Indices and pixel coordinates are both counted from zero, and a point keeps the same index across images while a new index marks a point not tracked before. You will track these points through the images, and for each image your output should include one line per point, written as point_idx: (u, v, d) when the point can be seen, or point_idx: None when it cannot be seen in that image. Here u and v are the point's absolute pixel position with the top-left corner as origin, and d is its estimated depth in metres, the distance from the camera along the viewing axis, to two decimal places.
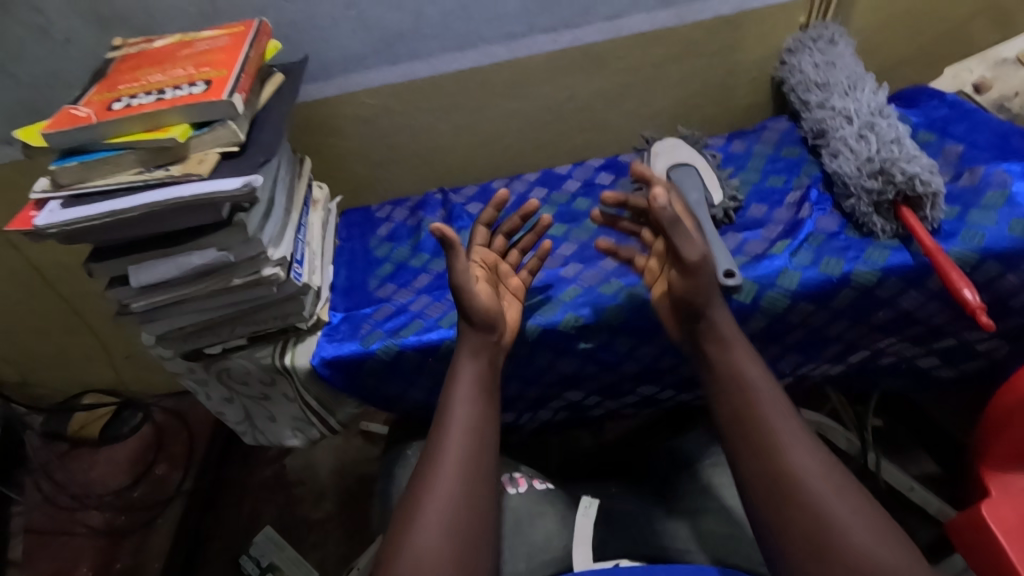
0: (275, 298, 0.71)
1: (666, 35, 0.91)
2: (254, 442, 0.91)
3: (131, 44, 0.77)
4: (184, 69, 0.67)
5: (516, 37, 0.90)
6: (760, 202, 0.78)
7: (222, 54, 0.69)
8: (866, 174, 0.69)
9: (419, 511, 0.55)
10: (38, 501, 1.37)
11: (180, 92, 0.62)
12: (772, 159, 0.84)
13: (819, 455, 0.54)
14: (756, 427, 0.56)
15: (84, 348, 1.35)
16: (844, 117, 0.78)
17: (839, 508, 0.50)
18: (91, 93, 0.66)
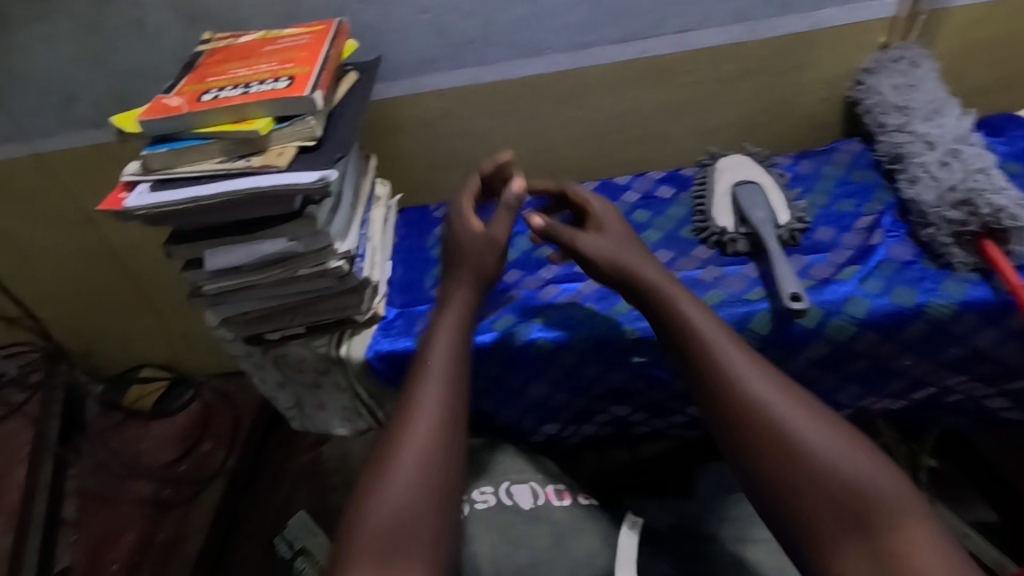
0: (336, 290, 0.73)
1: (737, 50, 0.90)
2: (302, 428, 0.93)
3: (219, 39, 0.80)
4: (268, 65, 0.70)
5: (583, 47, 0.90)
6: (828, 226, 0.76)
7: (304, 51, 0.71)
8: (948, 203, 0.66)
9: (394, 464, 0.57)
10: (92, 466, 1.43)
11: (265, 87, 0.64)
12: (842, 182, 0.82)
13: (800, 410, 0.55)
14: (726, 404, 0.57)
15: (145, 324, 1.42)
16: (925, 143, 0.75)
17: (824, 460, 0.52)
18: (182, 85, 0.69)
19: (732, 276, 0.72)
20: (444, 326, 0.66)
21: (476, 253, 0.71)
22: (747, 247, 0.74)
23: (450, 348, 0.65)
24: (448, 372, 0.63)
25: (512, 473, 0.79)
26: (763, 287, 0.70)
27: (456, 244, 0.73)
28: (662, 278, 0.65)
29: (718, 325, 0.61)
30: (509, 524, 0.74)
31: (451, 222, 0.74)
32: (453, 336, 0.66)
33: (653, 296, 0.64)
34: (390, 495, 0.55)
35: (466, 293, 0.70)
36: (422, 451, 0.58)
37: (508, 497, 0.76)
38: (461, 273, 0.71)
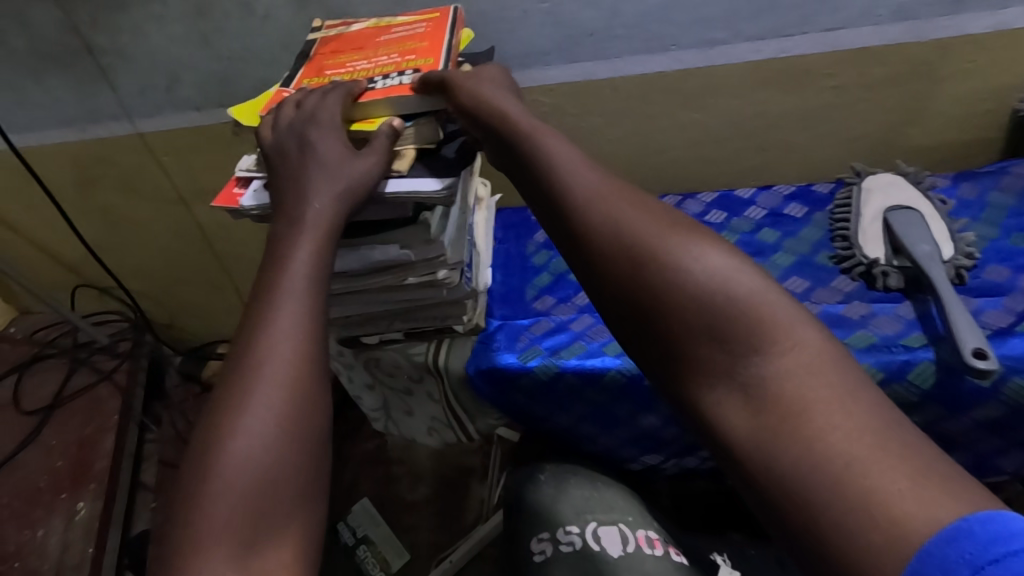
0: (442, 300, 0.69)
1: (893, 53, 0.79)
2: (384, 428, 0.91)
3: (329, 27, 0.76)
4: (388, 57, 0.66)
5: (715, 44, 0.82)
6: (1000, 264, 0.66)
7: (425, 41, 0.66)
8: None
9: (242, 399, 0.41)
10: (172, 436, 1.48)
11: (391, 81, 0.60)
12: (1016, 212, 0.71)
13: (687, 246, 0.42)
14: (619, 268, 0.43)
15: (226, 302, 1.44)
16: None
17: (720, 305, 0.39)
18: (300, 79, 0.66)
19: (884, 316, 0.64)
20: (306, 229, 0.51)
21: (341, 168, 0.55)
22: (902, 283, 0.65)
23: (312, 253, 0.50)
24: (314, 284, 0.48)
25: (599, 512, 0.74)
26: (923, 332, 0.61)
27: (313, 160, 0.55)
28: (564, 149, 0.51)
29: (600, 176, 0.48)
30: (595, 573, 0.69)
31: (294, 141, 0.57)
32: (317, 244, 0.50)
33: (516, 141, 0.53)
34: (255, 449, 0.39)
35: (336, 145, 0.56)
36: (281, 372, 0.42)
37: (595, 542, 0.71)
38: (322, 181, 0.54)
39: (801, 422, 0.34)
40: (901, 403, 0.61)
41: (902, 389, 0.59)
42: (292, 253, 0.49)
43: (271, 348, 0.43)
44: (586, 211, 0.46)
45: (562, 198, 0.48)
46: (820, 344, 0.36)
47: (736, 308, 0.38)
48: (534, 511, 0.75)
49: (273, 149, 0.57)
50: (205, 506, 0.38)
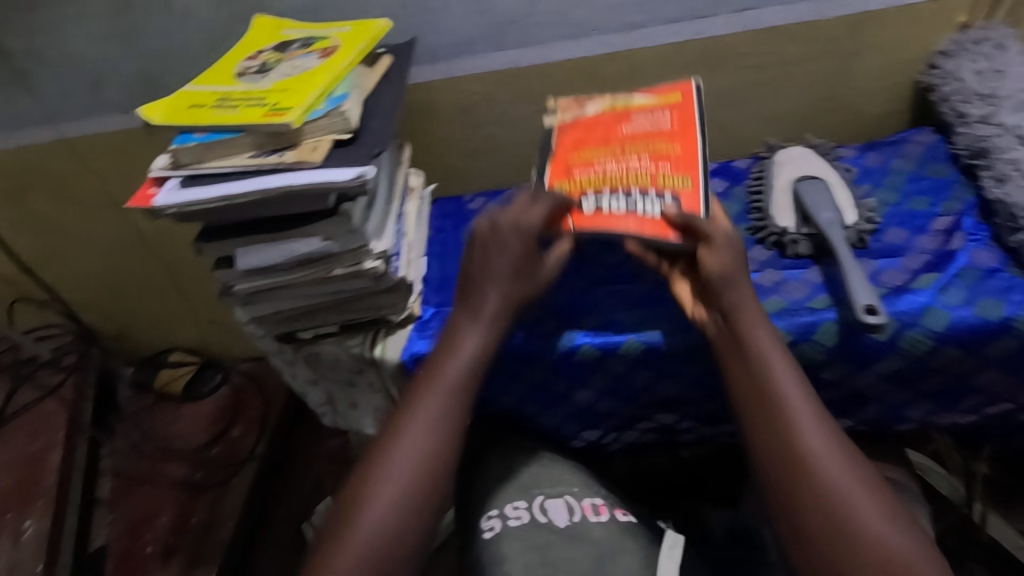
0: (372, 290, 0.70)
1: (803, 31, 0.83)
2: (333, 424, 0.92)
3: (564, 108, 0.79)
4: (639, 162, 0.69)
5: (634, 27, 0.84)
6: (900, 226, 0.70)
7: (676, 145, 0.69)
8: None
9: (391, 479, 0.58)
10: (126, 448, 1.44)
11: (650, 210, 0.65)
12: (914, 177, 0.75)
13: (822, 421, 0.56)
14: (783, 450, 0.54)
15: (177, 309, 1.41)
16: (1015, 137, 0.68)
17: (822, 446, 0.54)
18: (551, 183, 0.71)
19: (793, 282, 0.67)
20: (478, 328, 0.63)
21: (517, 276, 0.64)
22: (809, 250, 0.69)
23: (476, 356, 0.63)
24: (461, 390, 0.62)
25: (546, 485, 0.75)
26: (828, 294, 0.65)
27: (493, 253, 0.65)
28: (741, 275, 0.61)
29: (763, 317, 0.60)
30: (543, 545, 0.69)
31: (486, 242, 0.65)
32: (466, 364, 0.62)
33: (733, 313, 0.59)
34: (380, 535, 0.55)
35: (498, 290, 0.64)
36: (410, 471, 0.58)
37: (542, 514, 0.72)
38: (503, 285, 0.64)
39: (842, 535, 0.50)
40: (811, 362, 0.64)
41: (810, 348, 0.63)
42: (460, 344, 0.63)
43: (416, 426, 0.60)
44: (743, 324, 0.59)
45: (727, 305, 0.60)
46: (908, 547, 0.50)
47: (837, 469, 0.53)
48: (482, 491, 0.75)
49: (484, 230, 0.66)
50: (341, 553, 0.54)
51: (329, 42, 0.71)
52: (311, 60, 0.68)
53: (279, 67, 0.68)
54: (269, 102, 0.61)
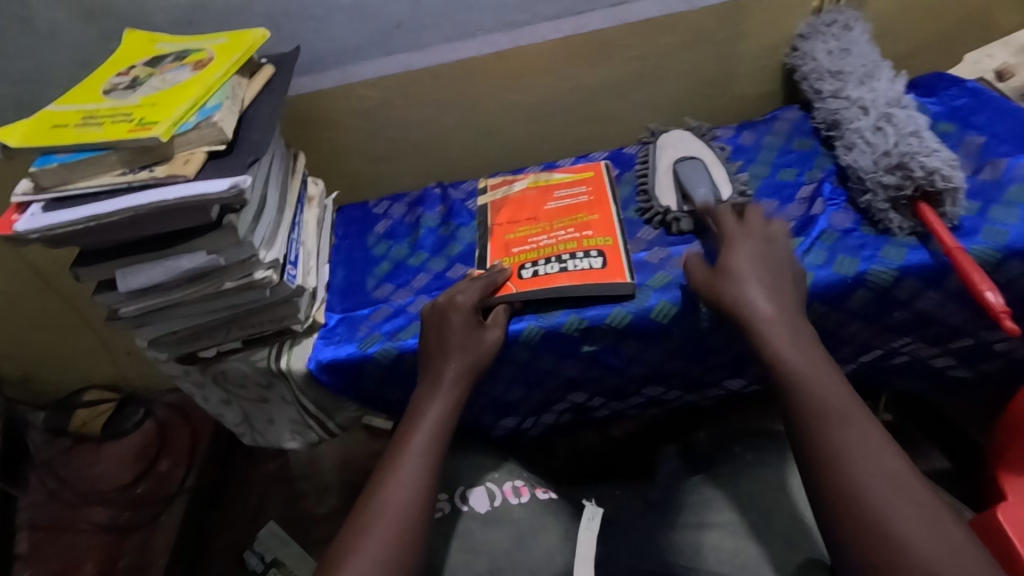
0: (269, 301, 0.69)
1: (674, 22, 0.88)
2: (253, 443, 0.89)
3: (493, 187, 0.86)
4: (566, 231, 0.75)
5: (517, 25, 0.87)
6: (772, 197, 0.75)
7: (595, 212, 0.77)
8: (876, 169, 0.68)
9: (369, 529, 0.56)
10: (42, 497, 1.35)
11: (581, 264, 0.70)
12: (783, 151, 0.81)
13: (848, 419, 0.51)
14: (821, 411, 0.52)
15: (85, 345, 1.34)
16: (859, 108, 0.75)
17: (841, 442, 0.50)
18: (493, 260, 0.75)
19: (678, 256, 0.71)
20: (441, 391, 0.64)
21: (469, 345, 0.65)
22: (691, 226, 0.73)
23: (442, 414, 0.63)
24: (436, 442, 0.62)
25: (467, 476, 0.75)
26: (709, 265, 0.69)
27: (448, 335, 0.66)
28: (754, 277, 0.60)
29: (786, 320, 0.58)
30: (465, 532, 0.70)
31: (436, 323, 0.67)
32: (439, 419, 0.63)
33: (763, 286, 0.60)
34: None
35: (459, 318, 0.66)
36: (391, 523, 0.56)
37: (463, 503, 0.73)
38: (457, 355, 0.65)
39: (859, 536, 0.46)
40: (697, 331, 0.68)
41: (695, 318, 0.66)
42: (426, 409, 0.64)
43: (395, 481, 0.59)
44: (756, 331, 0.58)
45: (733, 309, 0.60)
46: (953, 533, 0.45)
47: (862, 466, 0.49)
48: None
49: (431, 314, 0.68)
50: None
51: (203, 55, 0.70)
52: (183, 73, 0.67)
53: (149, 83, 0.67)
54: (136, 117, 0.60)
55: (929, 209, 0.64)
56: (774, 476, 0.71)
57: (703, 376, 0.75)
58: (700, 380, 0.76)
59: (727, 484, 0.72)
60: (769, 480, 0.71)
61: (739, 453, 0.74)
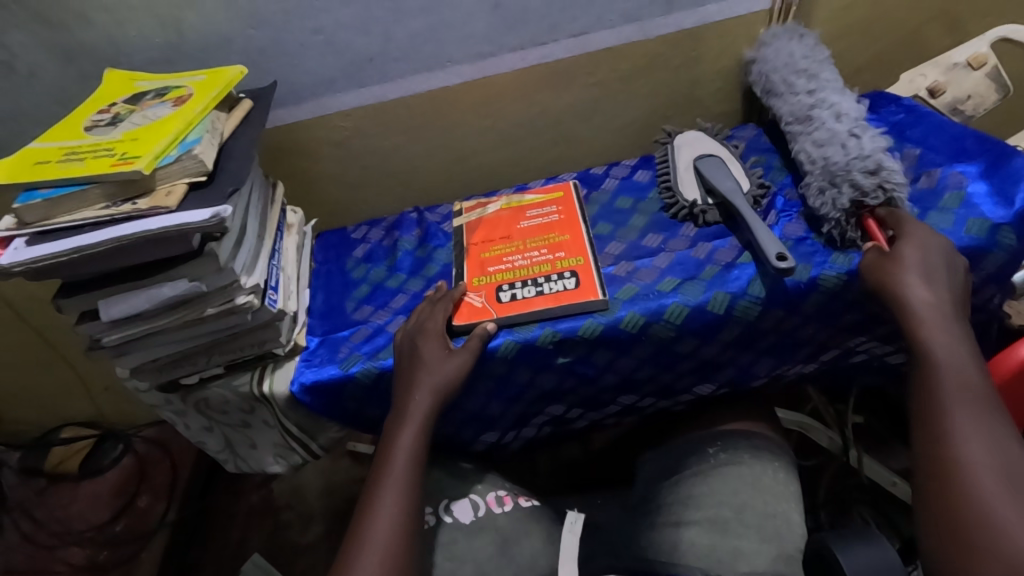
0: (250, 325, 0.71)
1: (632, 50, 0.93)
2: (237, 469, 0.90)
3: (468, 210, 0.89)
4: (540, 252, 0.78)
5: (484, 56, 0.91)
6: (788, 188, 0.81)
7: (566, 233, 0.80)
8: (824, 177, 0.73)
9: (357, 561, 0.59)
10: (17, 540, 1.32)
11: (556, 285, 0.73)
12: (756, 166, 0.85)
13: (983, 420, 0.56)
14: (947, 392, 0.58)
15: (61, 382, 1.32)
16: (835, 114, 0.79)
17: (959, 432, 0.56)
18: (470, 278, 0.78)
19: (644, 269, 0.75)
20: (410, 418, 0.66)
21: (437, 371, 0.67)
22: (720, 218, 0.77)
23: (413, 440, 0.65)
24: (413, 467, 0.64)
25: (451, 489, 0.77)
26: (673, 277, 0.73)
27: (418, 362, 0.68)
28: (924, 270, 0.62)
29: (941, 317, 0.60)
30: (449, 541, 0.72)
31: (409, 349, 0.70)
32: (412, 446, 0.65)
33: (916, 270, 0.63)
34: None
35: (432, 345, 0.69)
36: (379, 555, 0.59)
37: (447, 514, 0.75)
38: (426, 381, 0.67)
39: (950, 510, 0.53)
40: (664, 339, 0.71)
41: (662, 327, 0.70)
42: (398, 439, 0.66)
43: (382, 511, 0.62)
44: (913, 320, 0.61)
45: (885, 295, 0.63)
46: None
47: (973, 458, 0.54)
48: None
49: (403, 342, 0.71)
50: None
51: (183, 91, 0.73)
52: (163, 109, 0.69)
53: (130, 118, 0.69)
54: (118, 151, 0.63)
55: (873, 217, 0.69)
56: (748, 472, 0.72)
57: (674, 382, 0.79)
58: (672, 386, 0.79)
59: (702, 483, 0.73)
60: (742, 476, 0.72)
61: (712, 454, 0.75)
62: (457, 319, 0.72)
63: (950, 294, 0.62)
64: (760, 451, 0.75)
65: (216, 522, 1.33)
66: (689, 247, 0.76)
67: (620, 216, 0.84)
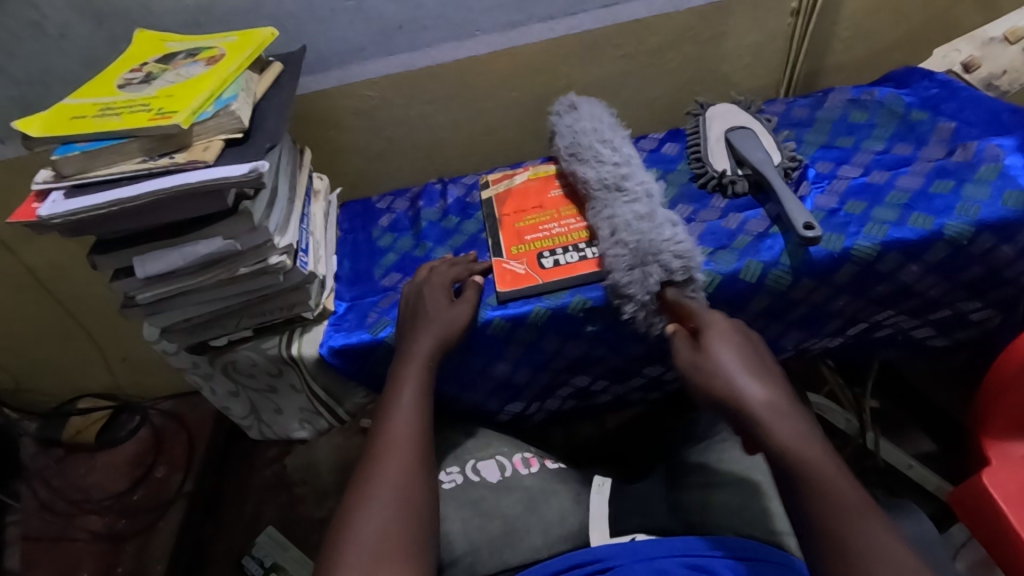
0: (281, 287, 0.71)
1: (662, 22, 0.92)
2: (261, 436, 0.91)
3: (495, 182, 0.88)
4: (576, 219, 0.77)
5: (513, 26, 0.90)
6: (824, 159, 0.80)
7: None
8: (635, 255, 0.65)
9: (371, 486, 0.58)
10: (34, 507, 1.32)
11: (598, 251, 0.73)
12: (794, 139, 0.84)
13: (870, 518, 0.49)
14: (833, 508, 0.50)
15: (79, 352, 1.31)
16: (617, 175, 0.73)
17: (836, 517, 0.49)
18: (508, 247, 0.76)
19: None
20: (414, 356, 0.66)
21: (441, 317, 0.68)
22: (748, 187, 0.77)
23: (418, 378, 0.65)
24: (421, 406, 0.65)
25: (476, 450, 0.78)
26: (703, 246, 0.72)
27: (422, 311, 0.69)
28: (743, 366, 0.57)
29: (787, 412, 0.54)
30: (478, 499, 0.74)
31: (413, 300, 0.71)
32: (416, 385, 0.65)
33: (706, 373, 0.57)
34: (372, 533, 0.54)
35: (434, 295, 0.71)
36: (392, 482, 0.58)
37: (474, 474, 0.76)
38: (431, 326, 0.68)
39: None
40: None
41: None
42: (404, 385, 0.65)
43: (390, 446, 0.61)
44: (754, 422, 0.54)
45: (728, 403, 0.56)
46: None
47: (886, 551, 0.48)
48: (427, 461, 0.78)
49: (409, 292, 0.73)
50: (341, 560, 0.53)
51: (215, 52, 0.73)
52: (196, 68, 0.69)
53: (163, 77, 0.69)
54: (154, 107, 0.62)
55: (686, 306, 0.64)
56: None
57: None
58: None
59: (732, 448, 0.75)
60: None
61: None
62: (502, 287, 0.72)
63: (771, 385, 0.56)
64: None
65: (233, 490, 1.33)
66: (720, 217, 0.76)
67: None
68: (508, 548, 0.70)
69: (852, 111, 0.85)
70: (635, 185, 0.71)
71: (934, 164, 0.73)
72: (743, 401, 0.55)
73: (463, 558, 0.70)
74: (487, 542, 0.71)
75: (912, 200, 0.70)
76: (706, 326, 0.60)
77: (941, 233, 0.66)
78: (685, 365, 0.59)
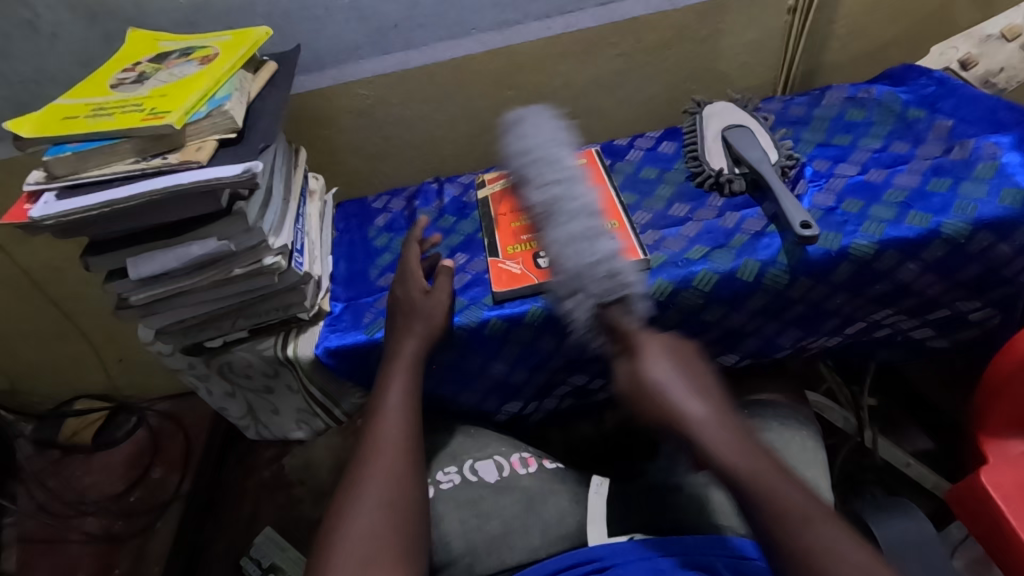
0: (276, 287, 0.71)
1: (659, 21, 0.92)
2: (257, 436, 0.90)
3: (491, 181, 0.87)
4: None
5: (509, 24, 0.90)
6: (821, 157, 0.79)
7: (597, 199, 0.79)
8: (568, 283, 0.66)
9: (361, 488, 0.58)
10: (30, 509, 1.32)
11: None
12: (791, 138, 0.84)
13: (817, 517, 0.50)
14: (772, 517, 0.51)
15: (74, 353, 1.31)
16: (581, 206, 0.68)
17: (775, 519, 0.50)
18: (505, 246, 0.76)
19: (671, 238, 0.74)
20: (400, 358, 0.66)
21: (428, 318, 0.68)
22: (745, 186, 0.77)
23: (406, 380, 0.65)
24: (409, 407, 0.65)
25: (473, 451, 0.78)
26: (700, 246, 0.72)
27: (409, 311, 0.69)
28: (676, 379, 0.59)
29: (722, 426, 0.56)
30: (475, 499, 0.73)
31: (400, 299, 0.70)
32: (404, 387, 0.65)
33: (643, 401, 0.59)
34: (360, 536, 0.54)
35: (410, 292, 0.70)
36: (381, 484, 0.58)
37: (472, 474, 0.76)
38: (416, 326, 0.68)
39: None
40: (692, 306, 0.71)
41: (691, 294, 0.69)
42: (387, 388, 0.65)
43: (379, 448, 0.61)
44: (692, 437, 0.56)
45: (668, 423, 0.58)
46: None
47: (839, 552, 0.47)
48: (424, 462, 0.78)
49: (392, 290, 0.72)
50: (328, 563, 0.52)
51: (209, 51, 0.72)
52: (190, 68, 0.69)
53: (157, 76, 0.68)
54: (147, 107, 0.62)
55: (621, 326, 0.63)
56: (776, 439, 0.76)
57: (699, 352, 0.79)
58: None
59: None
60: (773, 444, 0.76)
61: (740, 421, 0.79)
62: (498, 287, 0.71)
63: (706, 399, 0.58)
64: (787, 419, 0.79)
65: (230, 491, 1.33)
66: (717, 216, 0.76)
67: (646, 186, 0.84)
68: (505, 548, 0.70)
69: (850, 109, 0.85)
70: (566, 201, 0.68)
71: (932, 162, 0.73)
72: (678, 417, 0.57)
73: (460, 559, 0.70)
74: (485, 542, 0.71)
75: (909, 199, 0.69)
76: (637, 348, 0.62)
77: (938, 231, 0.66)
78: (624, 390, 0.61)
